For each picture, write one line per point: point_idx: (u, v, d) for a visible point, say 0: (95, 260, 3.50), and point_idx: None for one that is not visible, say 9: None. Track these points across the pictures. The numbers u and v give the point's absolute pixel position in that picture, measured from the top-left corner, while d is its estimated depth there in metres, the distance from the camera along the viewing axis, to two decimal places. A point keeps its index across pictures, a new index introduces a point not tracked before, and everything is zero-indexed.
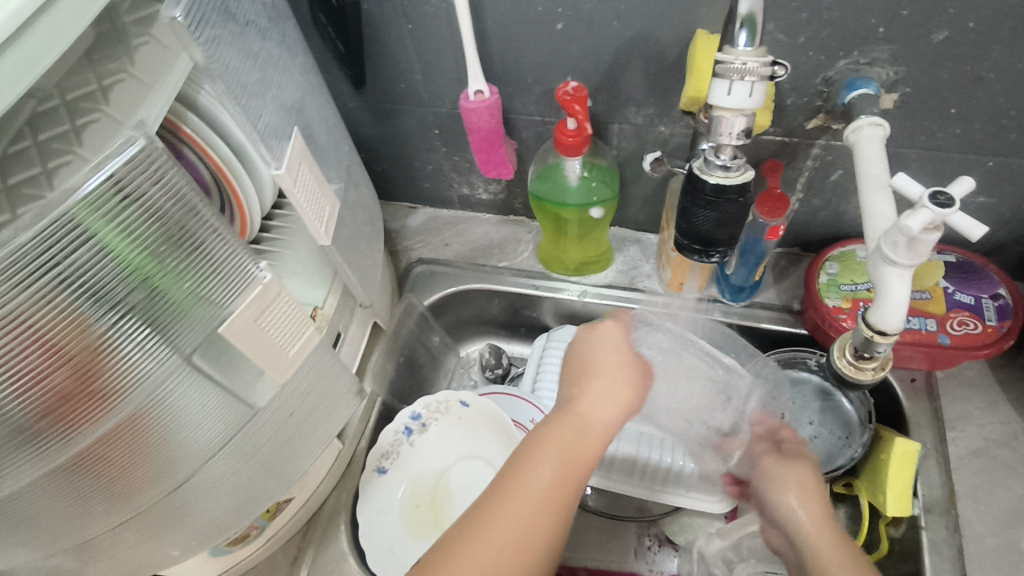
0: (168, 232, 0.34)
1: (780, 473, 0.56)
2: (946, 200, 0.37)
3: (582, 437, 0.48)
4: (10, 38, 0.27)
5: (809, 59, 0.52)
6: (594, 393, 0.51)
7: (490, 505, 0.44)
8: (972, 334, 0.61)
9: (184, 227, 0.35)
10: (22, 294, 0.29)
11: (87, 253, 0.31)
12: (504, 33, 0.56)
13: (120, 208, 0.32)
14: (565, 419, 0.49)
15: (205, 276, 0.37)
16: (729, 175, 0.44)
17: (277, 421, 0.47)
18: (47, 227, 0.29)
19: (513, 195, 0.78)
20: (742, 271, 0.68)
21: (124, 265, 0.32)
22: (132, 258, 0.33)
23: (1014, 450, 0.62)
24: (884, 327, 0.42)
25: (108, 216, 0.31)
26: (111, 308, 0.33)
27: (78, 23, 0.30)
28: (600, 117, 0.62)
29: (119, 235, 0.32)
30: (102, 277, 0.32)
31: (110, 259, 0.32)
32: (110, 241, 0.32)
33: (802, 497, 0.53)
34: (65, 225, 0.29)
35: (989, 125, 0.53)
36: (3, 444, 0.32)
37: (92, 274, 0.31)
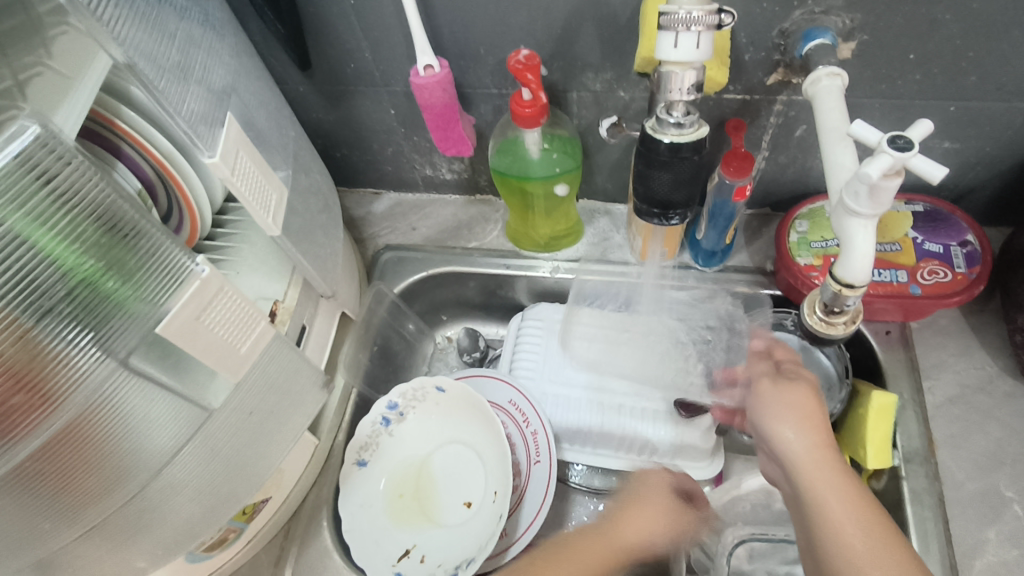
0: (87, 223, 0.32)
1: (774, 399, 0.52)
2: (905, 144, 0.36)
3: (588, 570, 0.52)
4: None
5: (763, 10, 0.50)
6: (634, 523, 0.56)
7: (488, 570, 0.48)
8: (942, 282, 0.61)
9: (105, 216, 0.33)
10: None
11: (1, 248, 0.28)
12: (450, 3, 0.54)
13: (28, 196, 0.29)
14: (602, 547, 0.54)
15: (134, 270, 0.35)
16: (683, 132, 0.42)
17: (237, 421, 0.45)
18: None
19: (477, 173, 0.76)
20: (713, 235, 0.67)
21: (45, 256, 0.30)
22: (52, 252, 0.30)
23: (988, 395, 0.62)
24: (852, 280, 0.42)
25: (17, 207, 0.29)
26: (36, 307, 0.30)
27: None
28: (557, 86, 0.60)
29: (33, 227, 0.29)
30: (22, 272, 0.29)
31: (28, 254, 0.29)
32: (26, 232, 0.29)
33: (800, 424, 0.50)
34: None
35: (949, 68, 0.52)
36: None
37: (12, 271, 0.29)
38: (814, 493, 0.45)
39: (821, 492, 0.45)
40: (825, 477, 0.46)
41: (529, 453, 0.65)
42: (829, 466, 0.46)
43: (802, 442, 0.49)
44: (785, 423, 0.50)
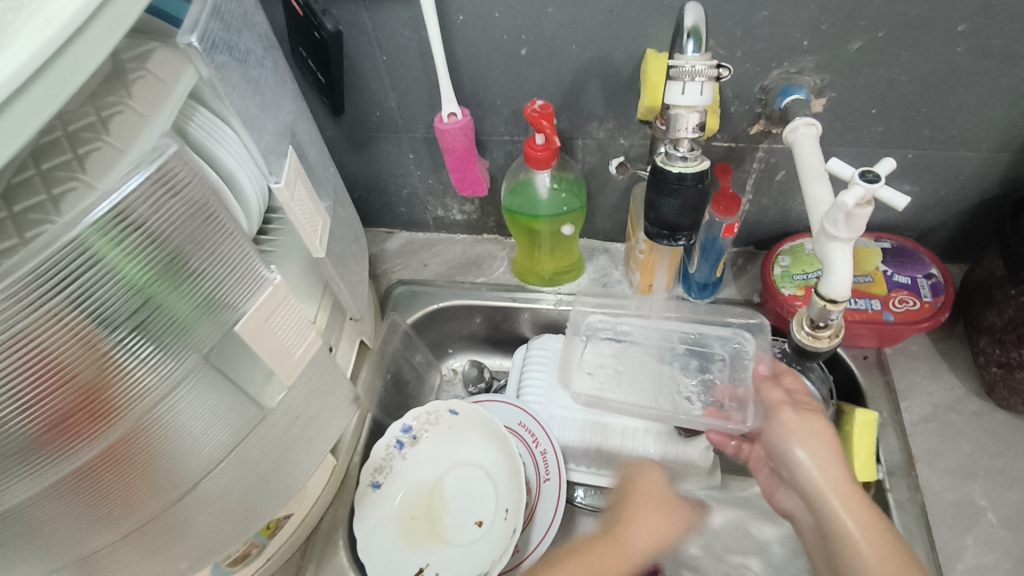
0: (174, 252, 0.36)
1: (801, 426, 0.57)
2: (873, 177, 0.43)
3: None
4: (48, 61, 0.30)
5: (746, 69, 0.58)
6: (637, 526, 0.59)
7: None
8: (912, 310, 0.68)
9: (185, 249, 0.37)
10: (35, 311, 0.31)
11: (94, 274, 0.32)
12: (473, 60, 0.61)
13: (128, 231, 0.33)
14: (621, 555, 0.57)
15: (208, 293, 0.39)
16: (688, 164, 0.49)
17: (283, 425, 0.49)
18: (58, 253, 0.30)
19: (486, 214, 0.82)
20: (705, 268, 0.74)
21: (127, 283, 0.34)
22: (137, 275, 0.35)
23: (959, 412, 0.68)
24: (834, 295, 0.47)
25: (113, 240, 0.33)
26: (116, 328, 0.35)
27: (109, 43, 0.33)
28: (565, 134, 0.67)
29: (124, 257, 0.34)
30: (105, 297, 0.33)
31: (115, 280, 0.34)
32: (114, 263, 0.33)
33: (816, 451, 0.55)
34: (75, 251, 0.31)
35: (905, 121, 0.61)
36: (12, 455, 0.34)
37: (101, 292, 0.33)
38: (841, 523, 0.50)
39: (843, 518, 0.50)
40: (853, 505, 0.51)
41: (538, 471, 0.68)
42: (851, 497, 0.51)
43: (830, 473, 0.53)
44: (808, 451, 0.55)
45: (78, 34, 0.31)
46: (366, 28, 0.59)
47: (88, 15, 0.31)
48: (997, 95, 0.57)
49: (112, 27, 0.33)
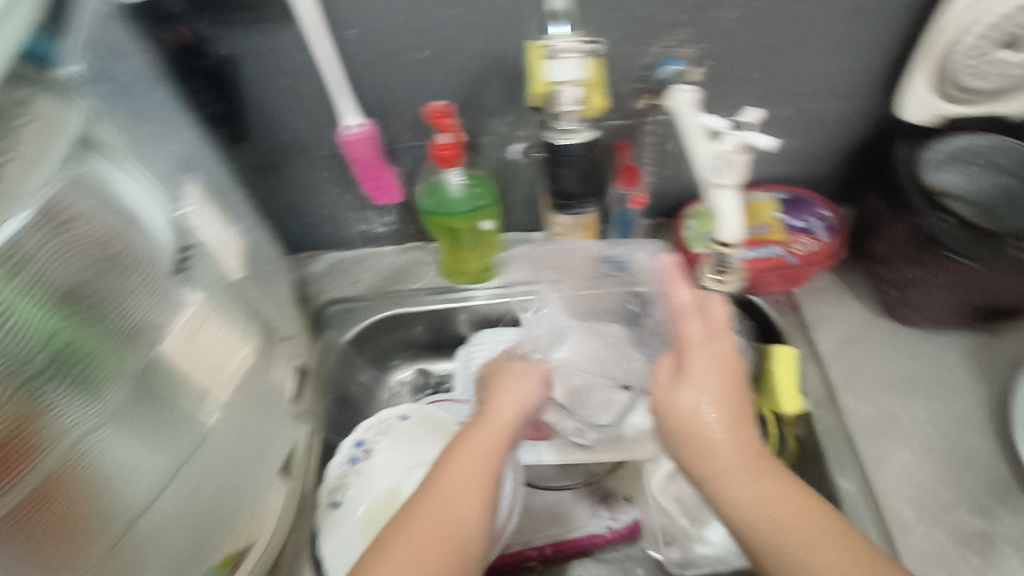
0: (84, 288, 0.38)
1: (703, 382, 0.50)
2: (738, 125, 0.48)
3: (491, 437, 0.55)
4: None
5: (627, 48, 0.62)
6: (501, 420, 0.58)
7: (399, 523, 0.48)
8: (812, 250, 0.75)
9: (94, 288, 0.38)
10: None
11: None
12: (370, 70, 0.63)
13: (35, 275, 0.34)
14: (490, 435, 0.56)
15: (122, 328, 0.41)
16: (574, 135, 0.53)
17: (223, 444, 0.50)
18: None
19: (409, 222, 0.83)
20: (624, 242, 0.78)
21: (41, 331, 0.35)
22: (48, 318, 0.35)
23: (868, 337, 0.74)
24: (727, 239, 0.52)
25: (17, 288, 0.33)
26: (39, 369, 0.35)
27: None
28: (471, 131, 0.70)
29: (29, 301, 0.34)
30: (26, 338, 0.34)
31: (25, 322, 0.34)
32: (18, 308, 0.33)
33: (719, 403, 0.49)
34: None
35: (776, 79, 0.67)
36: None
37: (13, 334, 0.33)
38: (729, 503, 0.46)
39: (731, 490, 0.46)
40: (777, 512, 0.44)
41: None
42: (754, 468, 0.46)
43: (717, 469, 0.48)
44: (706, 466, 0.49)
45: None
46: (258, 51, 0.60)
47: None
48: (847, 46, 0.64)
49: None
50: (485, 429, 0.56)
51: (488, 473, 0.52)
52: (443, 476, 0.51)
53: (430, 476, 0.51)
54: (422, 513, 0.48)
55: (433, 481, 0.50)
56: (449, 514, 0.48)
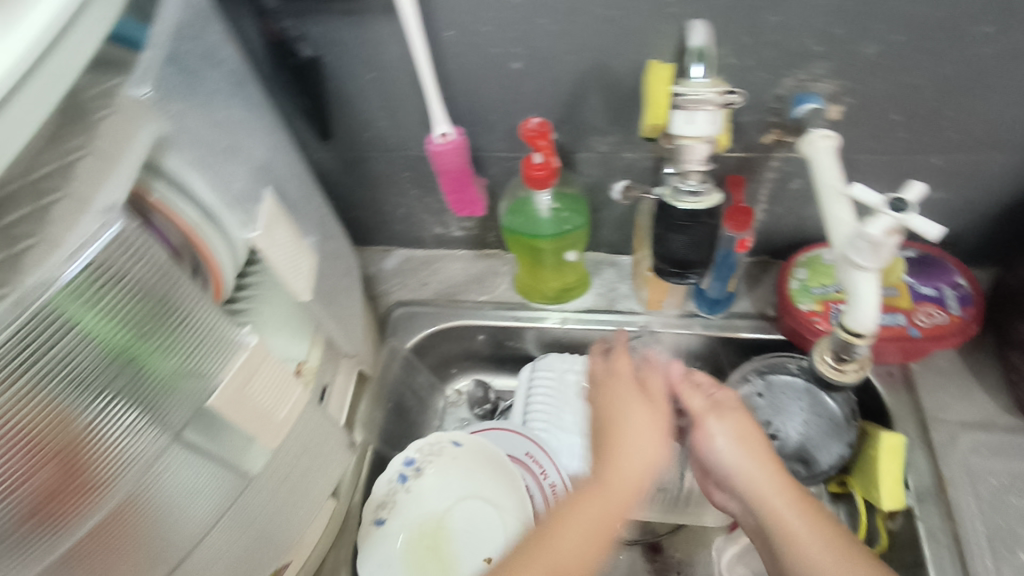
0: (150, 309, 0.35)
1: None
2: (900, 205, 0.41)
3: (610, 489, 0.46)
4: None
5: (757, 78, 0.54)
6: (631, 445, 0.48)
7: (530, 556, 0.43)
8: (939, 324, 0.64)
9: (166, 301, 0.36)
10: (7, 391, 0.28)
11: (69, 341, 0.31)
12: (465, 76, 0.57)
13: (101, 294, 0.32)
14: (621, 460, 0.47)
15: (188, 362, 0.37)
16: (699, 199, 0.45)
17: (271, 486, 0.47)
18: (30, 321, 0.29)
19: (486, 230, 0.78)
20: (717, 284, 0.69)
21: (105, 347, 0.33)
22: (99, 332, 0.32)
23: (993, 431, 0.64)
24: (860, 329, 0.44)
25: (88, 301, 0.31)
26: (86, 389, 0.32)
27: (50, 97, 0.31)
28: (565, 148, 0.64)
29: (99, 317, 0.32)
30: (74, 365, 0.31)
31: (89, 345, 0.32)
32: (92, 326, 0.32)
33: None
34: (48, 318, 0.30)
35: (930, 126, 0.57)
36: None
37: (76, 361, 0.31)
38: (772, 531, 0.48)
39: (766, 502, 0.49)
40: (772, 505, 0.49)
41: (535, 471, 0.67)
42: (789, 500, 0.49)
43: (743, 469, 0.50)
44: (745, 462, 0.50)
45: (18, 87, 0.29)
46: (349, 46, 0.56)
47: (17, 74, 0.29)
48: None
49: (49, 88, 0.31)
50: (617, 470, 0.47)
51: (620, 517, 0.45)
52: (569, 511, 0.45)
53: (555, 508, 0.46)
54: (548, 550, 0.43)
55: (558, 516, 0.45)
56: (586, 551, 0.43)
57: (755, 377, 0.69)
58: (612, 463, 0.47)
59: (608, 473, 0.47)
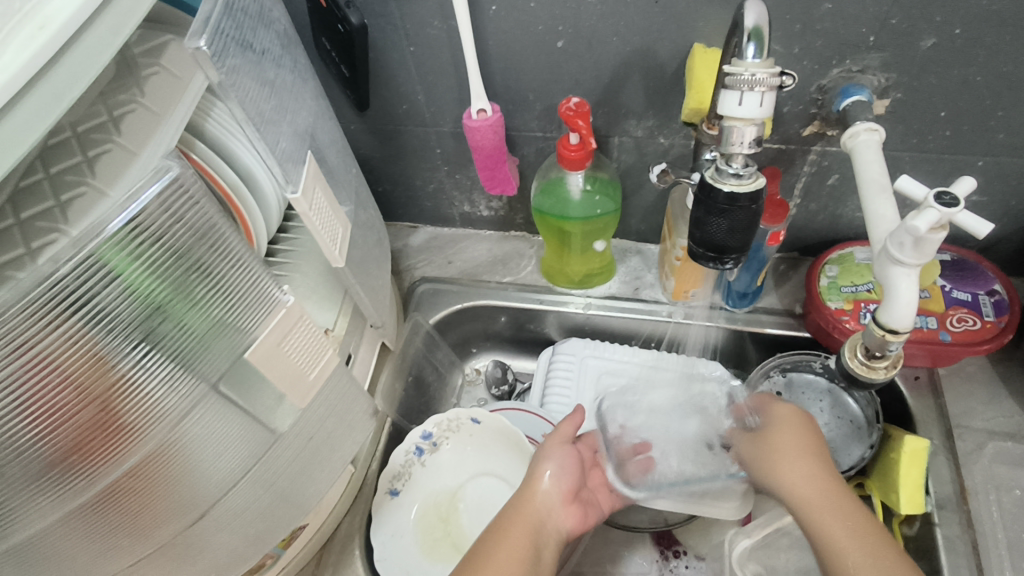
0: (194, 262, 0.35)
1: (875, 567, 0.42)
2: (950, 200, 0.39)
3: (529, 521, 0.53)
4: (59, 53, 0.28)
5: (804, 68, 0.53)
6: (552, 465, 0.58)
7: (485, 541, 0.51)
8: (972, 330, 0.63)
9: (207, 258, 0.36)
10: (55, 331, 0.30)
11: (117, 287, 0.31)
12: (506, 53, 0.57)
13: (148, 245, 0.32)
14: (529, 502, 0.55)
15: (225, 317, 0.37)
16: (741, 182, 0.45)
17: (297, 446, 0.48)
18: (77, 266, 0.29)
19: (514, 211, 0.78)
20: (745, 277, 0.68)
21: (145, 297, 0.33)
22: (145, 281, 0.33)
23: (1019, 442, 0.63)
24: (895, 325, 0.44)
25: (136, 250, 0.32)
26: (126, 337, 0.33)
27: (113, 45, 0.31)
28: (601, 131, 0.63)
29: (146, 267, 0.33)
30: (116, 311, 0.32)
31: (135, 292, 0.32)
32: (138, 275, 0.32)
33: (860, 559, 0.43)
34: (98, 263, 0.30)
35: (978, 126, 0.55)
36: (31, 483, 0.33)
37: (121, 307, 0.32)
38: (809, 507, 0.48)
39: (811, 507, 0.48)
40: (821, 502, 0.48)
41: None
42: (828, 494, 0.48)
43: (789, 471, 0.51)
44: (789, 467, 0.51)
45: (84, 31, 0.29)
46: (393, 17, 0.56)
47: (86, 20, 0.29)
48: None
49: (109, 36, 0.31)
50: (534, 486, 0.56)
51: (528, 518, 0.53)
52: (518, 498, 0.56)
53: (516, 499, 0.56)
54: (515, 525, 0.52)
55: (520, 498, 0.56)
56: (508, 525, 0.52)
57: (777, 374, 0.69)
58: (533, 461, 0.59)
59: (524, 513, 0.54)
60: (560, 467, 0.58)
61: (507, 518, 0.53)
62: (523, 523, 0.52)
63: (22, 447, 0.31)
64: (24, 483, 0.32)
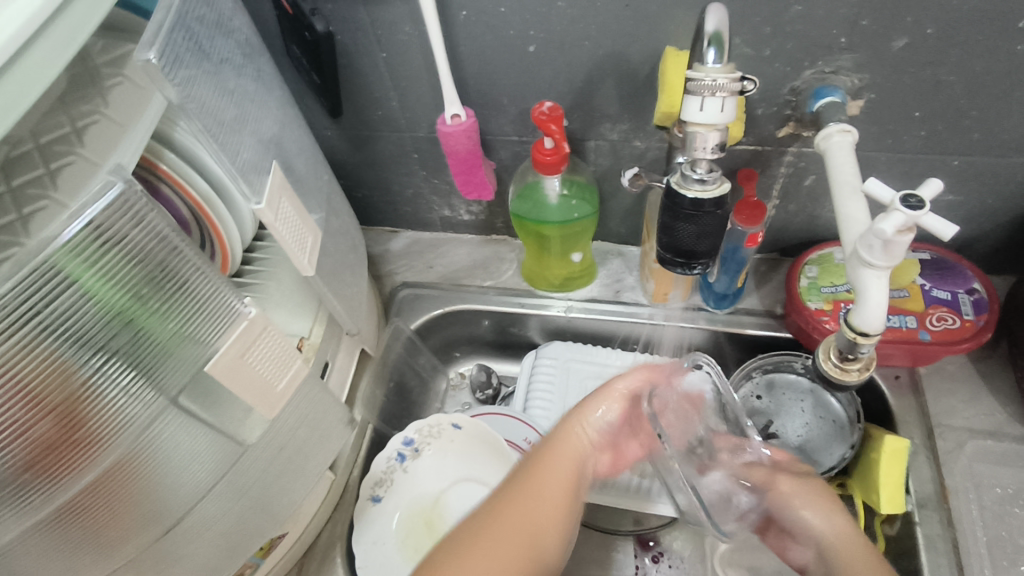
0: (149, 273, 0.35)
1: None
2: (917, 203, 0.39)
3: (575, 454, 0.51)
4: (3, 67, 0.28)
5: (775, 70, 0.53)
6: (592, 406, 0.53)
7: (484, 526, 0.46)
8: (951, 329, 0.63)
9: (165, 266, 0.36)
10: (5, 345, 0.29)
11: (68, 299, 0.31)
12: (478, 57, 0.57)
13: (100, 256, 0.32)
14: (566, 438, 0.52)
15: (182, 327, 0.37)
16: (706, 188, 0.44)
17: (269, 456, 0.48)
18: (23, 279, 0.29)
19: (494, 215, 0.78)
20: (725, 279, 0.68)
21: (101, 308, 0.33)
22: (95, 291, 0.32)
23: (1000, 440, 0.63)
24: (867, 328, 0.44)
25: (87, 262, 0.31)
26: (81, 347, 0.32)
27: (62, 56, 0.31)
28: (576, 135, 0.63)
29: (99, 279, 0.32)
30: (70, 323, 0.31)
31: (89, 303, 0.32)
32: (91, 286, 0.32)
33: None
34: (46, 273, 0.30)
35: (952, 125, 0.55)
36: None
37: (74, 320, 0.31)
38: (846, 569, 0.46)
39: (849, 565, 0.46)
40: (844, 543, 0.48)
41: None
42: (847, 533, 0.48)
43: (818, 517, 0.50)
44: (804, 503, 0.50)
45: (29, 45, 0.29)
46: (363, 23, 0.55)
47: (32, 33, 0.29)
48: None
49: (58, 49, 0.30)
50: (559, 448, 0.51)
51: (568, 490, 0.49)
52: (545, 459, 0.51)
53: (527, 462, 0.51)
54: (545, 467, 0.50)
55: (567, 425, 0.53)
56: (553, 481, 0.49)
57: (758, 374, 0.69)
58: (575, 406, 0.54)
59: (554, 452, 0.51)
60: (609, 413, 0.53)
61: (542, 461, 0.50)
62: (561, 468, 0.50)
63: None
64: None
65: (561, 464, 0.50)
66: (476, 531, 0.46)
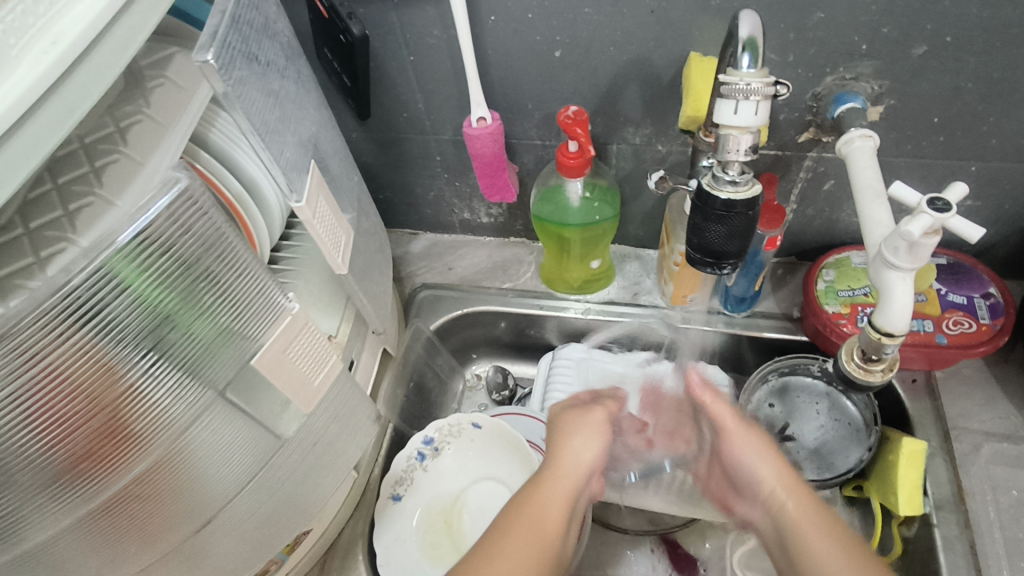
0: (202, 273, 0.36)
1: None
2: (943, 205, 0.40)
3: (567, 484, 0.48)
4: (70, 67, 0.29)
5: (798, 75, 0.54)
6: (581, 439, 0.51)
7: (496, 537, 0.43)
8: (967, 333, 0.63)
9: (216, 267, 0.36)
10: (64, 344, 0.30)
11: (126, 298, 0.32)
12: (505, 61, 0.58)
13: (158, 258, 0.33)
14: (559, 464, 0.49)
15: (229, 325, 0.38)
16: (738, 189, 0.45)
17: (302, 451, 0.48)
18: (83, 281, 0.30)
19: (514, 218, 0.79)
20: (743, 282, 0.69)
21: (155, 307, 0.34)
22: (151, 292, 0.33)
23: (1016, 443, 0.63)
24: (891, 328, 0.44)
25: (143, 265, 0.32)
26: (135, 346, 0.33)
27: (123, 57, 0.32)
28: (599, 138, 0.64)
29: (154, 281, 0.33)
30: (126, 321, 0.32)
31: (145, 303, 0.33)
32: (146, 289, 0.33)
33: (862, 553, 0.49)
34: (105, 276, 0.31)
35: (970, 131, 0.56)
36: (38, 490, 0.33)
37: (130, 318, 0.32)
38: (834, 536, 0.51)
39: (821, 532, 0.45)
40: None
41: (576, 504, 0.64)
42: None
43: None
44: None
45: (93, 47, 0.30)
46: (394, 27, 0.57)
47: (97, 34, 0.30)
48: None
49: (119, 50, 0.32)
50: (561, 476, 0.48)
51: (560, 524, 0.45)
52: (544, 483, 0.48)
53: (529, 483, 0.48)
54: (545, 492, 0.47)
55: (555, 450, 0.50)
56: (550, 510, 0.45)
57: (774, 377, 0.70)
58: (558, 434, 0.52)
59: (550, 479, 0.48)
60: (593, 436, 0.51)
61: (539, 483, 0.47)
62: (555, 489, 0.47)
63: (31, 456, 0.31)
64: (34, 490, 0.33)
65: (553, 489, 0.47)
66: (491, 539, 0.43)
